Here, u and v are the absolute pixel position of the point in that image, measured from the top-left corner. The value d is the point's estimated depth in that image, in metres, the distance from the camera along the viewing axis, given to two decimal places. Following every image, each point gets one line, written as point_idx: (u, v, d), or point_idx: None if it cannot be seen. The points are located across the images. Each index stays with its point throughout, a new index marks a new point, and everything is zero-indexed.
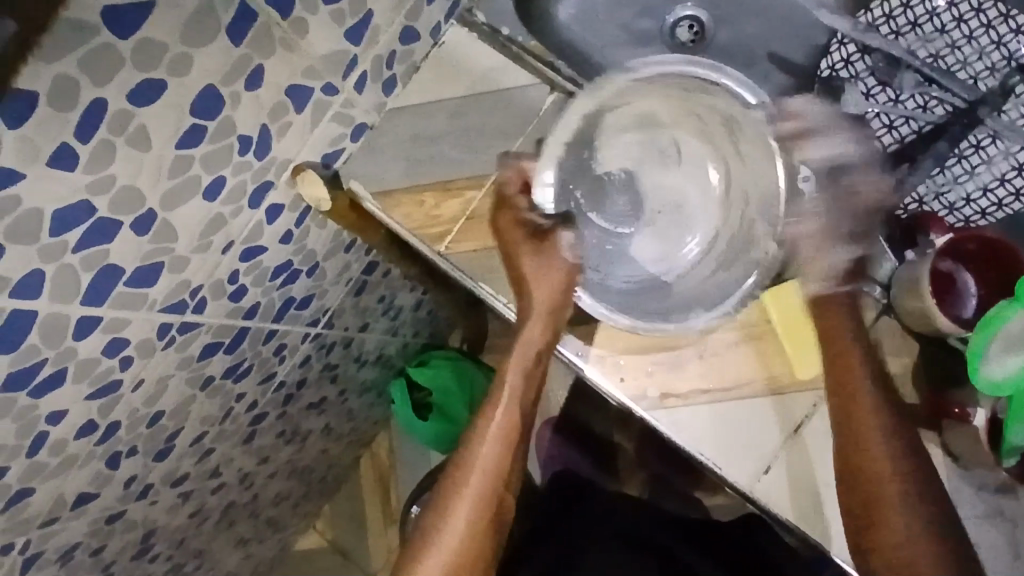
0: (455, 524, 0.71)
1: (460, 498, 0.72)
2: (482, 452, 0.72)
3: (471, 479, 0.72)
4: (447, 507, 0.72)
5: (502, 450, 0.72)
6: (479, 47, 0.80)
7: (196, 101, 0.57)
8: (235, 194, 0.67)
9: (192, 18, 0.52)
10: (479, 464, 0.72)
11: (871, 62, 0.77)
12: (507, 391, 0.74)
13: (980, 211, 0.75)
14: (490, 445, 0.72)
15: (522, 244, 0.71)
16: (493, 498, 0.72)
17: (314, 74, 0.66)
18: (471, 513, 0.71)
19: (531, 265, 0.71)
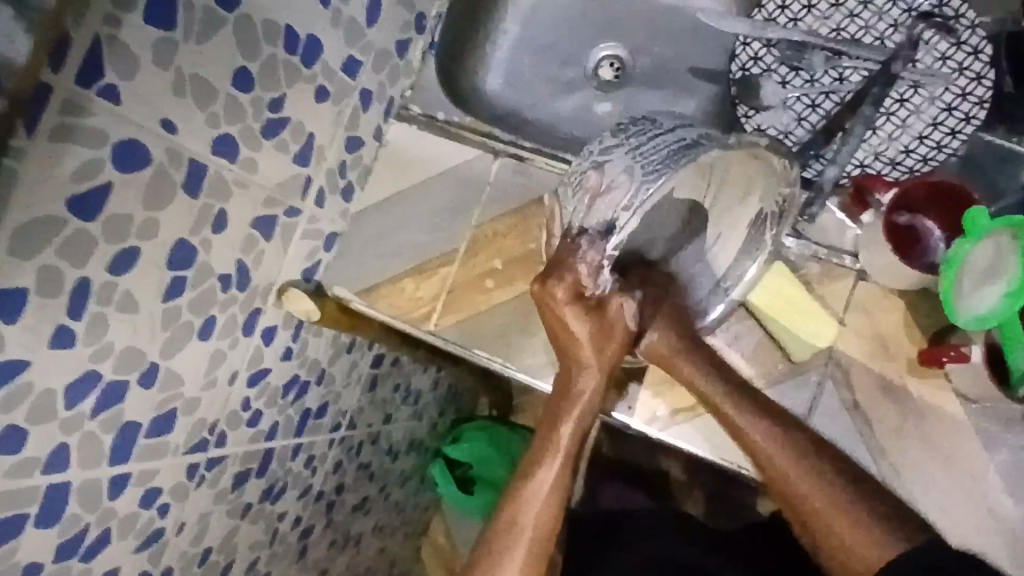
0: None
1: (503, 556, 0.66)
2: (526, 508, 0.67)
3: (519, 545, 0.66)
4: (495, 566, 0.66)
5: (553, 506, 0.67)
6: (422, 135, 0.86)
7: (171, 255, 0.62)
8: (228, 327, 0.72)
9: (150, 185, 0.58)
10: (528, 528, 0.67)
11: (779, 53, 0.79)
12: (563, 449, 0.68)
13: (923, 157, 0.76)
14: (541, 504, 0.67)
15: (567, 311, 0.63)
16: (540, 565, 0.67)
17: (274, 201, 0.72)
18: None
19: (582, 332, 0.64)
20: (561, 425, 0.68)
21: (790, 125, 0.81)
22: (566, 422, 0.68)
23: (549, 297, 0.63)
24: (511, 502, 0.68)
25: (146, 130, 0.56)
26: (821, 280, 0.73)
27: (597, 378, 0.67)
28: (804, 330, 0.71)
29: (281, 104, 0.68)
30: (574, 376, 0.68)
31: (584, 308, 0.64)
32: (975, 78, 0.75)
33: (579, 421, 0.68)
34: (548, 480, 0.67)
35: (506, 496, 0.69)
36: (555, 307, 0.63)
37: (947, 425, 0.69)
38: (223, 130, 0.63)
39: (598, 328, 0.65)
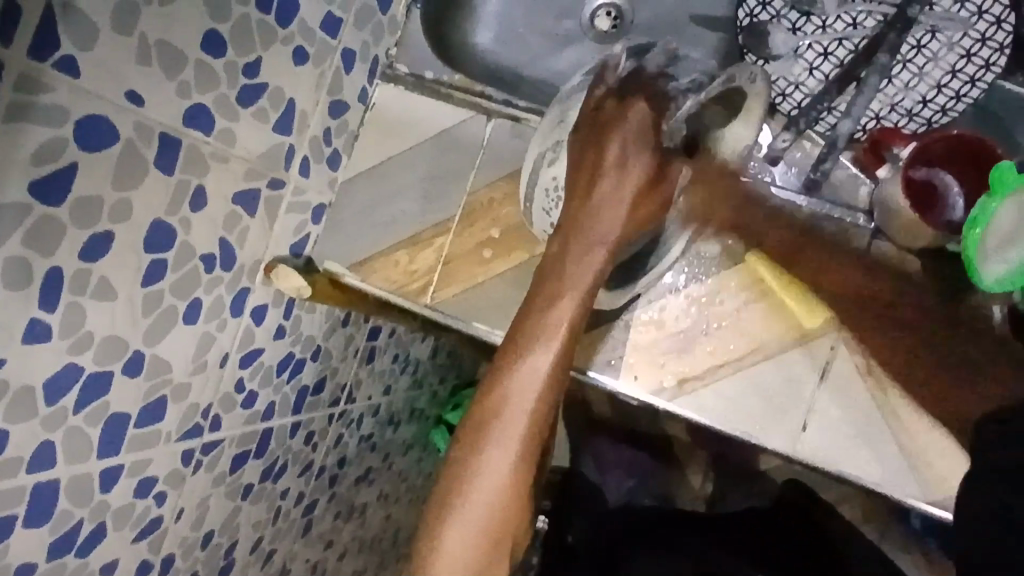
0: (497, 456, 0.57)
1: (492, 426, 0.58)
2: (519, 386, 0.58)
3: (509, 419, 0.58)
4: (481, 439, 0.58)
5: (549, 385, 0.58)
6: (409, 96, 0.81)
7: (148, 236, 0.58)
8: (215, 309, 0.68)
9: (120, 162, 0.54)
10: (519, 408, 0.58)
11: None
12: (564, 325, 0.57)
13: (940, 108, 0.71)
14: (537, 382, 0.57)
15: (618, 147, 0.55)
16: (527, 469, 0.58)
17: (256, 174, 0.68)
18: (515, 451, 0.58)
19: (607, 191, 0.55)
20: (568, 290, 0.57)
21: (802, 76, 0.73)
22: (566, 289, 0.57)
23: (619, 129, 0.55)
24: (498, 391, 0.58)
25: (109, 103, 0.51)
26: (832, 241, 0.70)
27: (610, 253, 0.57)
28: (798, 297, 0.68)
29: (258, 67, 0.63)
30: (586, 237, 0.57)
31: (642, 147, 0.55)
32: (995, 22, 0.69)
33: (583, 290, 0.57)
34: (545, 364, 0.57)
35: (496, 367, 0.59)
36: (610, 143, 0.55)
37: (964, 389, 0.67)
38: (196, 100, 0.58)
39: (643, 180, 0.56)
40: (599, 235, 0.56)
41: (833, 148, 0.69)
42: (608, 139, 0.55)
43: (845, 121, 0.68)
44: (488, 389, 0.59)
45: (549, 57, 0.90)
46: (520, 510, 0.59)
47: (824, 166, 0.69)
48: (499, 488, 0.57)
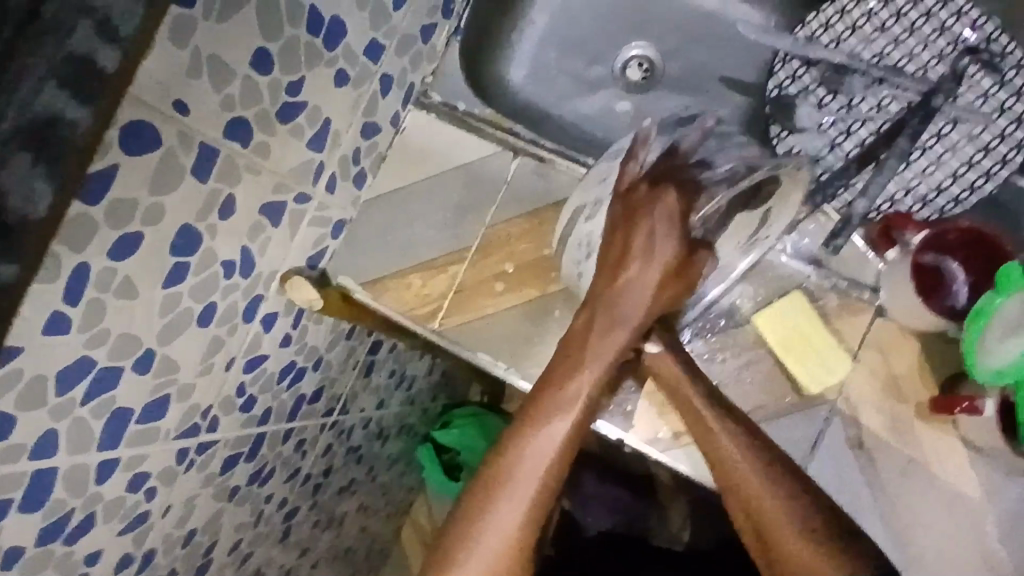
0: (506, 516, 0.60)
1: (506, 489, 0.60)
2: (536, 447, 0.61)
3: (519, 481, 0.60)
4: (490, 498, 0.61)
5: (564, 451, 0.61)
6: (439, 124, 0.83)
7: (175, 241, 0.59)
8: (228, 314, 0.69)
9: (159, 169, 0.55)
10: (529, 473, 0.60)
11: (819, 73, 0.77)
12: (583, 397, 0.61)
13: (954, 198, 0.72)
14: (553, 451, 0.61)
15: (654, 227, 0.57)
16: (532, 536, 0.61)
17: (284, 187, 0.69)
18: (523, 514, 0.60)
19: (635, 275, 0.58)
20: (590, 360, 0.61)
21: (822, 150, 0.75)
22: (590, 361, 0.61)
23: (645, 212, 0.57)
24: (511, 459, 0.61)
25: (156, 112, 0.53)
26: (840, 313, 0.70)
27: (632, 331, 0.60)
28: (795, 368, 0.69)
29: (300, 87, 0.65)
30: (612, 310, 0.60)
31: (671, 233, 0.58)
32: (1015, 120, 0.72)
33: (606, 365, 0.61)
34: (562, 427, 0.61)
35: (516, 426, 0.62)
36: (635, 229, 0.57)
37: (951, 473, 0.68)
38: (238, 114, 0.60)
39: (678, 258, 0.58)
40: (628, 306, 0.59)
41: (848, 222, 0.71)
42: (643, 214, 0.57)
43: (861, 200, 0.71)
44: (502, 448, 0.62)
45: (577, 100, 0.92)
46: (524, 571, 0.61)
47: (835, 241, 0.71)
48: (503, 550, 0.60)
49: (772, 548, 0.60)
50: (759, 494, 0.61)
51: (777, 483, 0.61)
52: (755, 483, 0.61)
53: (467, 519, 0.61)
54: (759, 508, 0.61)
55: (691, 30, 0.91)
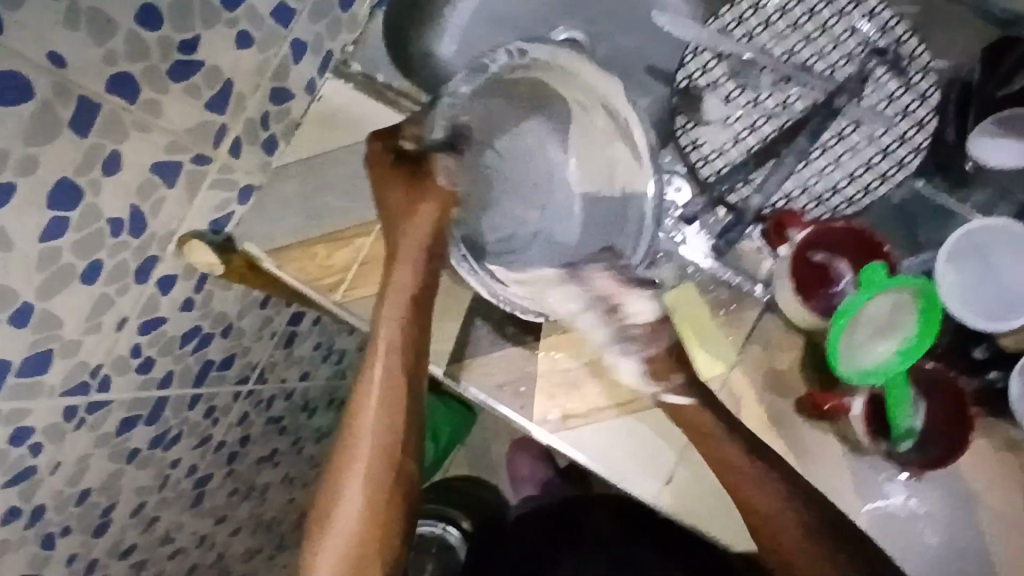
0: (353, 497, 0.72)
1: (351, 467, 0.72)
2: (362, 422, 0.72)
3: (357, 459, 0.72)
4: (337, 484, 0.72)
5: (382, 410, 0.72)
6: (355, 95, 0.82)
7: (53, 194, 0.58)
8: (118, 273, 0.69)
9: (31, 119, 0.54)
10: (362, 454, 0.72)
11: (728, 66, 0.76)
12: (388, 348, 0.71)
13: (848, 199, 0.73)
14: (371, 420, 0.72)
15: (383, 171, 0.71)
16: (386, 471, 0.72)
17: (180, 147, 0.68)
18: (363, 485, 0.72)
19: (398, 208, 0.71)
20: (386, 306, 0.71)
21: (726, 144, 0.76)
22: (385, 320, 0.71)
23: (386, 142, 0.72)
24: (354, 419, 0.72)
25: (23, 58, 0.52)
26: (726, 296, 0.72)
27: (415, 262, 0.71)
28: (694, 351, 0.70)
29: (195, 45, 0.64)
30: (398, 263, 0.71)
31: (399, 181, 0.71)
32: (915, 124, 0.73)
33: (399, 318, 0.71)
34: (371, 385, 0.72)
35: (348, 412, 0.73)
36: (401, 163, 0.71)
37: (828, 468, 0.69)
38: (122, 69, 0.59)
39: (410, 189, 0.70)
40: (409, 250, 0.71)
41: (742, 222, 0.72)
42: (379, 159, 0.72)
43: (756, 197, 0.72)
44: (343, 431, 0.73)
45: None
46: (391, 523, 0.73)
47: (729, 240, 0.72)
48: (359, 518, 0.72)
49: (771, 534, 0.63)
50: (737, 462, 0.64)
51: (754, 452, 0.64)
52: (733, 454, 0.64)
53: (326, 506, 0.73)
54: (744, 491, 0.63)
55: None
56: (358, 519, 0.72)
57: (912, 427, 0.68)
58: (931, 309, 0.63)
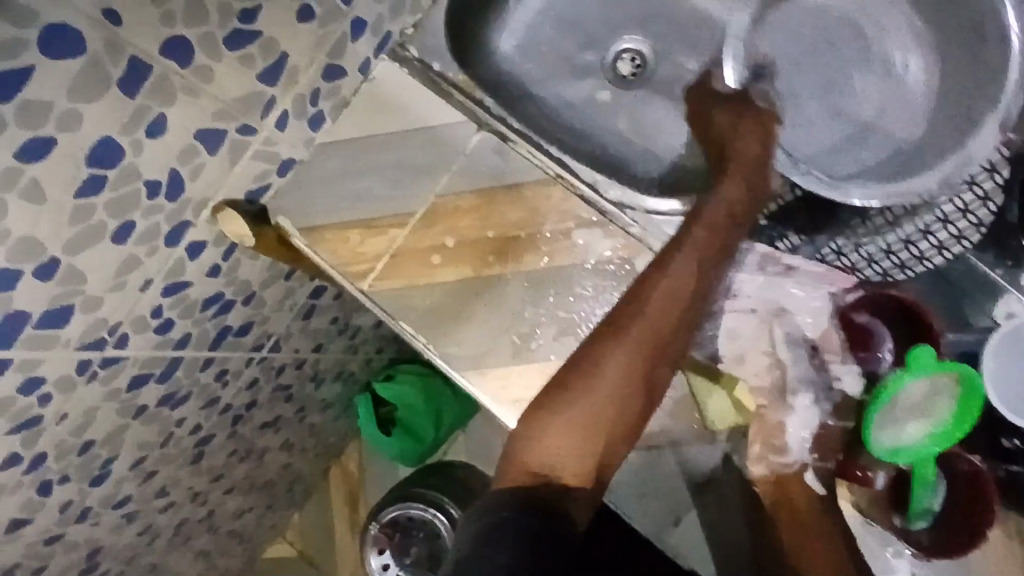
0: (618, 361, 0.61)
1: (619, 337, 0.61)
2: (677, 268, 0.63)
3: (648, 310, 0.62)
4: (606, 337, 0.62)
5: (705, 264, 0.64)
6: (409, 81, 0.80)
7: (94, 152, 0.57)
8: (150, 234, 0.68)
9: (81, 76, 0.52)
10: (648, 309, 0.62)
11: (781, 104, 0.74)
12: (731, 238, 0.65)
13: (900, 263, 0.70)
14: (686, 261, 0.63)
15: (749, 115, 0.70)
16: (651, 355, 0.61)
17: (227, 116, 0.67)
18: (627, 355, 0.61)
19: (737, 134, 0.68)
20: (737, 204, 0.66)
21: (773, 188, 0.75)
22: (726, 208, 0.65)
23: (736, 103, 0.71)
24: (642, 291, 0.63)
25: (82, 15, 0.50)
26: (782, 367, 0.67)
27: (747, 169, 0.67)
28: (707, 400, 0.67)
29: (255, 15, 0.62)
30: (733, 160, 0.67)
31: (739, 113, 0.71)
32: (980, 197, 0.70)
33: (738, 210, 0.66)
34: (682, 253, 0.63)
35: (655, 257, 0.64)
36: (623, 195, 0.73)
37: None
38: (178, 33, 0.57)
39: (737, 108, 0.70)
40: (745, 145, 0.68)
41: (789, 269, 0.69)
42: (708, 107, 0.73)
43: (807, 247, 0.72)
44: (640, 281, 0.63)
45: (560, 80, 0.90)
46: (601, 440, 0.61)
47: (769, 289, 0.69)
48: (589, 420, 0.60)
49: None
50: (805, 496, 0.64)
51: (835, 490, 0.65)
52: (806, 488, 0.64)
53: (586, 366, 0.62)
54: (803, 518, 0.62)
55: (687, 32, 0.89)
56: (596, 410, 0.61)
57: (929, 506, 0.67)
58: (970, 397, 0.63)
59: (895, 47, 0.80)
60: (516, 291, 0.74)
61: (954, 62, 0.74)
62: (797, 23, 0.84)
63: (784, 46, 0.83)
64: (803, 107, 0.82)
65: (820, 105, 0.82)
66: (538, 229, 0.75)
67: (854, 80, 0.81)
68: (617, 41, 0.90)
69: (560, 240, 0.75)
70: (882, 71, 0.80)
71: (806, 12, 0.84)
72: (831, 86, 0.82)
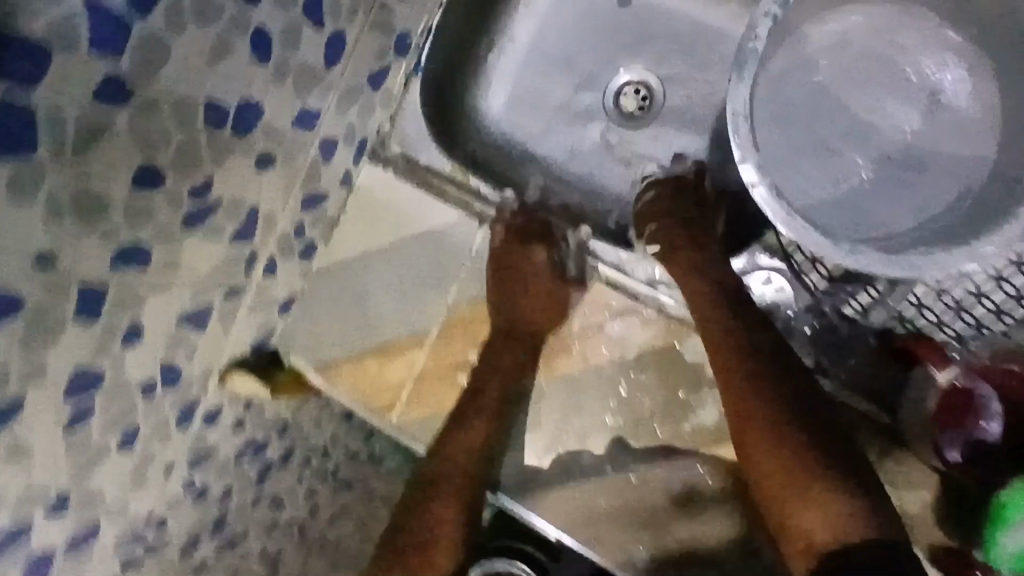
0: (437, 507, 0.63)
1: (432, 492, 0.64)
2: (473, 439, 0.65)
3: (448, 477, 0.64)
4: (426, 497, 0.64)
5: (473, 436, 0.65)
6: (397, 184, 0.73)
7: (71, 388, 0.52)
8: (158, 427, 0.64)
9: (32, 330, 0.47)
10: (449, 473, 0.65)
11: (809, 145, 0.63)
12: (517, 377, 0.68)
13: (997, 308, 0.62)
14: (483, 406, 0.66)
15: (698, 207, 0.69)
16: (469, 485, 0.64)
17: (206, 290, 0.61)
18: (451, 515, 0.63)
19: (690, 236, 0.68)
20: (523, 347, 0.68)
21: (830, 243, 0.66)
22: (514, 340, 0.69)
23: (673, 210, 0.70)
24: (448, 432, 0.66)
25: (14, 275, 0.44)
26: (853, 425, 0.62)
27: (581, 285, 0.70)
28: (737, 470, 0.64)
29: (207, 189, 0.56)
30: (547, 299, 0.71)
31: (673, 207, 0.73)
32: None
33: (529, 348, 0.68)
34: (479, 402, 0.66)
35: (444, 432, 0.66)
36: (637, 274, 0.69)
37: None
38: (127, 242, 0.51)
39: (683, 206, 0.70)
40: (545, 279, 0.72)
41: (863, 341, 0.65)
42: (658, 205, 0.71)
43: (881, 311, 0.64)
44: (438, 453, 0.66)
45: (561, 130, 0.80)
46: (456, 520, 0.63)
47: (845, 363, 0.65)
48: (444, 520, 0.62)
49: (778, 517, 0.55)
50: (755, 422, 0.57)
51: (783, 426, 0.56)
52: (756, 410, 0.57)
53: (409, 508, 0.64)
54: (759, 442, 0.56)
55: (687, 45, 0.77)
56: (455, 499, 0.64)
57: None
58: None
59: (926, 69, 0.61)
60: (556, 400, 0.68)
61: (1011, 71, 0.57)
62: (808, 66, 0.63)
63: (786, 99, 0.63)
64: (802, 166, 0.62)
65: (826, 166, 0.63)
66: (567, 326, 0.68)
67: (879, 119, 0.62)
68: (615, 71, 0.79)
69: (592, 334, 0.68)
70: (925, 105, 0.61)
71: (808, 55, 0.63)
72: (819, 147, 0.63)
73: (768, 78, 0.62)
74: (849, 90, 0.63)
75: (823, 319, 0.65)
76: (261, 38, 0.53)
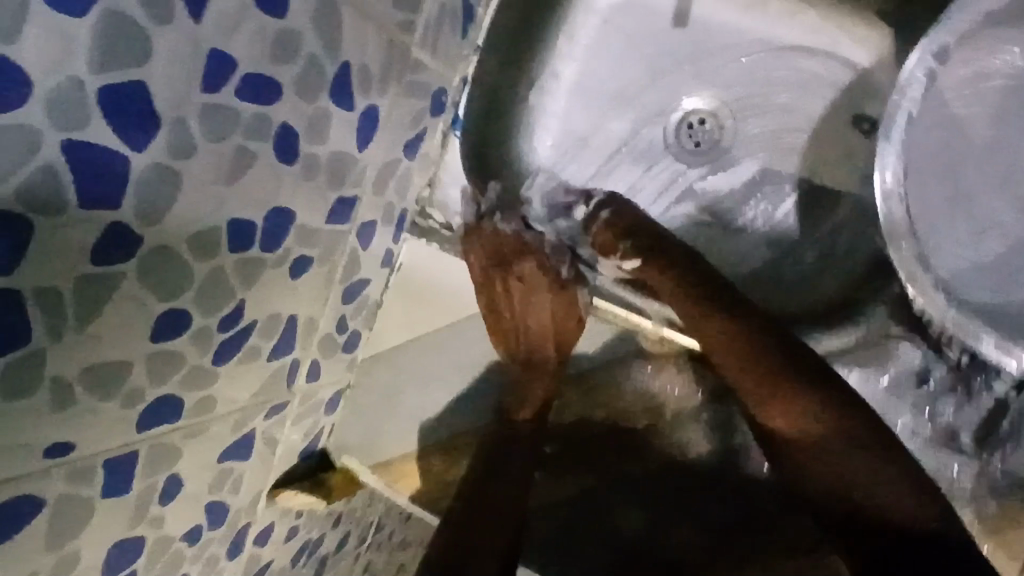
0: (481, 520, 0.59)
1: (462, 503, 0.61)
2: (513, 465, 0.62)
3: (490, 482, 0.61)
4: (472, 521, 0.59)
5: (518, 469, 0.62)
6: (445, 257, 0.67)
7: (108, 563, 0.45)
8: (208, 566, 0.57)
9: (55, 521, 0.40)
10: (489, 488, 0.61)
11: (947, 192, 0.55)
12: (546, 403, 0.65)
13: None
14: (518, 431, 0.63)
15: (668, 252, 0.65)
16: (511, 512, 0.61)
17: (248, 416, 0.53)
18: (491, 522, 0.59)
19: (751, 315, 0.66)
20: (534, 363, 0.66)
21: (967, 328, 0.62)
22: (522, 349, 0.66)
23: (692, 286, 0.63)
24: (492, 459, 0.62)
25: (23, 474, 0.37)
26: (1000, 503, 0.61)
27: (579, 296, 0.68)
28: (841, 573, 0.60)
29: (240, 313, 0.47)
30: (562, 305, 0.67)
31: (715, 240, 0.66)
32: None
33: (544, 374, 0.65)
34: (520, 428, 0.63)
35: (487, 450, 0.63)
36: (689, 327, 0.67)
37: None
38: (155, 396, 0.44)
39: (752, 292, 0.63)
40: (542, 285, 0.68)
41: (1003, 423, 0.62)
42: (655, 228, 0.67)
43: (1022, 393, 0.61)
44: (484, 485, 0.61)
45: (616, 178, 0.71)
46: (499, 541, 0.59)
47: (994, 446, 0.62)
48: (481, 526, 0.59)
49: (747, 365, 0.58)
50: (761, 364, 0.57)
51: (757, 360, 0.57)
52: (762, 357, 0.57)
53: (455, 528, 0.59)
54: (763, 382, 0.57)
55: (758, 70, 0.68)
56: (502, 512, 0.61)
57: None
58: None
59: None
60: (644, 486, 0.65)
61: None
62: (953, 107, 0.54)
63: (931, 150, 0.54)
64: (949, 223, 0.55)
65: (973, 222, 0.55)
66: (661, 416, 0.66)
67: None
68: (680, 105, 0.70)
69: (686, 421, 0.66)
70: None
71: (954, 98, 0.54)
72: (964, 199, 0.55)
73: (911, 132, 0.53)
74: (995, 130, 0.54)
75: (969, 398, 0.62)
76: (289, 136, 0.45)
